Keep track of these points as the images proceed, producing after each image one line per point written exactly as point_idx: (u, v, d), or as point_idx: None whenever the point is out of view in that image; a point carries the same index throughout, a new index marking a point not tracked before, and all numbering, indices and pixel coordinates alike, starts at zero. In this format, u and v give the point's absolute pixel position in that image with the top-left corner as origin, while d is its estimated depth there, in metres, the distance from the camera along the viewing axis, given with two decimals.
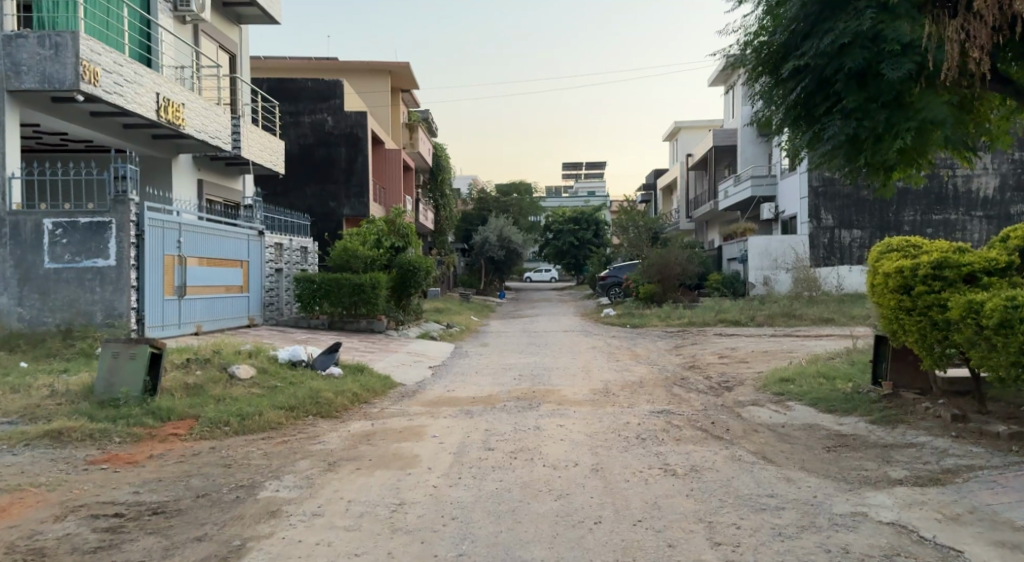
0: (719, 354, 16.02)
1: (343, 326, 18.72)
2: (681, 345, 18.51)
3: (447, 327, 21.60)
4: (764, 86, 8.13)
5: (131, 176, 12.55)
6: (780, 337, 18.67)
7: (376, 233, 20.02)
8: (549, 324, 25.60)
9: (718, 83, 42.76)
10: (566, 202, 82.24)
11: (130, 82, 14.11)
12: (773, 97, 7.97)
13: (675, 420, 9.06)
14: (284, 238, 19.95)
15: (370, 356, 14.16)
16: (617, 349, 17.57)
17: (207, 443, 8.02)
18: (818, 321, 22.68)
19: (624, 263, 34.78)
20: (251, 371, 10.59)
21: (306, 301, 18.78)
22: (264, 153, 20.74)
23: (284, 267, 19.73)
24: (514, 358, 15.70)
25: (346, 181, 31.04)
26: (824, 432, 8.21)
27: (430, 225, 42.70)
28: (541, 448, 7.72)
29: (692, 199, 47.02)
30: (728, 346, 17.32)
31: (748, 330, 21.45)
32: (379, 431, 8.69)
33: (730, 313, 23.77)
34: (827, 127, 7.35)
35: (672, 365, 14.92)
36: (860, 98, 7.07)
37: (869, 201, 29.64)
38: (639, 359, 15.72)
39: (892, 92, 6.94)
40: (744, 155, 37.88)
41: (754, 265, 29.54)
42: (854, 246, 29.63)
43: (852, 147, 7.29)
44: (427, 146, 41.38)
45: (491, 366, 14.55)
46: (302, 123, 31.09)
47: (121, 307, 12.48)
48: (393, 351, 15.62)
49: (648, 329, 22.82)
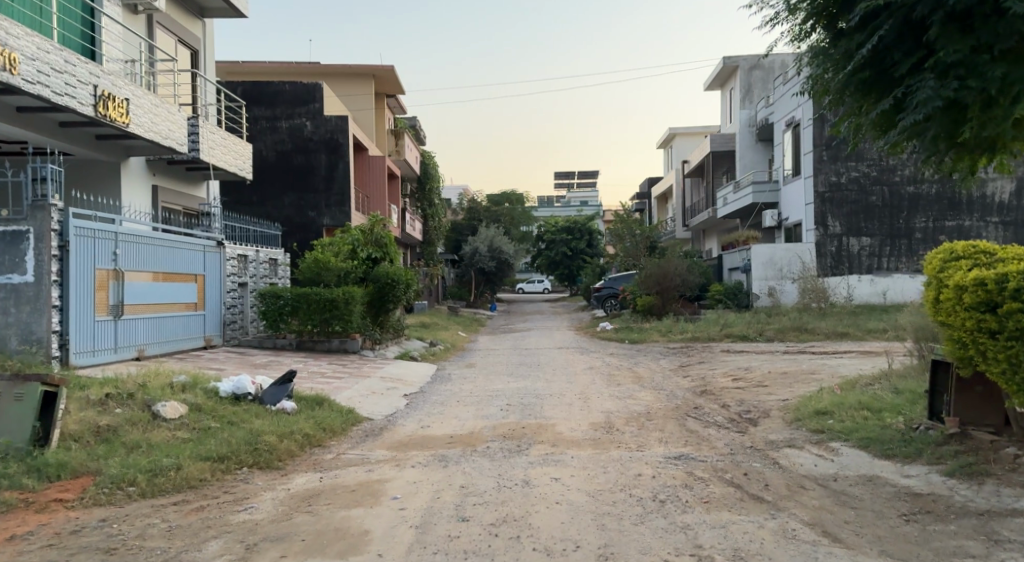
0: (732, 376, 14.30)
1: (312, 345, 16.88)
2: (687, 365, 16.72)
3: (430, 346, 19.79)
4: (825, 41, 7.09)
5: (52, 178, 10.75)
6: (796, 356, 16.91)
7: (351, 243, 18.21)
8: (542, 340, 23.78)
9: (715, 86, 41.24)
10: (559, 211, 80.78)
11: (59, 72, 12.41)
12: (836, 53, 6.90)
13: (697, 470, 7.30)
14: (249, 250, 18.19)
15: (336, 384, 12.37)
16: (616, 369, 15.80)
17: (99, 512, 6.22)
18: (832, 335, 20.98)
19: (620, 274, 32.96)
20: (181, 408, 8.78)
21: (272, 319, 16.93)
22: (229, 157, 18.94)
23: (249, 281, 17.92)
24: (502, 382, 13.90)
25: (325, 189, 29.27)
26: (891, 488, 6.46)
27: (418, 235, 40.88)
28: (532, 516, 5.94)
29: (689, 207, 45.41)
30: (741, 366, 15.60)
31: (758, 346, 19.71)
32: (325, 490, 6.89)
33: (736, 327, 22.04)
34: (915, 87, 6.34)
35: (682, 389, 13.16)
36: (964, 48, 6.10)
37: (879, 206, 27.86)
38: (643, 382, 13.95)
39: (1008, 38, 6.02)
40: (744, 161, 36.35)
41: (757, 274, 27.92)
42: (863, 254, 27.84)
43: (952, 110, 6.29)
44: (413, 153, 39.65)
45: (475, 393, 12.77)
46: (279, 128, 29.35)
47: (40, 330, 10.68)
48: (364, 375, 13.82)
49: (648, 345, 21.06)
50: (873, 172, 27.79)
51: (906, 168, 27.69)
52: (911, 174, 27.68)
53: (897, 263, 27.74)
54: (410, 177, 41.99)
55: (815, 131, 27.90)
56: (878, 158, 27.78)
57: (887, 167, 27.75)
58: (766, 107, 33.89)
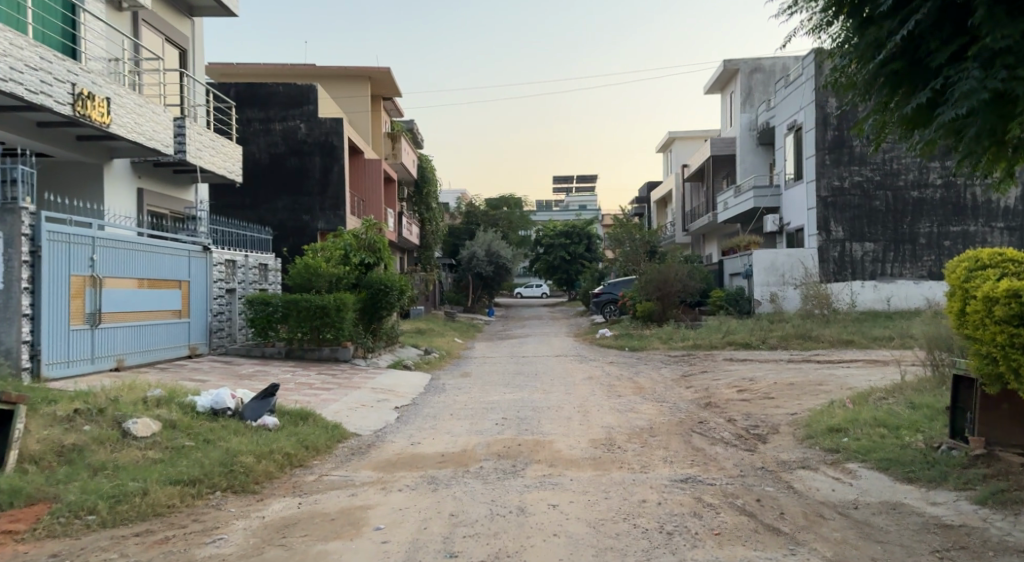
0: (737, 387, 13.76)
1: (302, 354, 16.32)
2: (689, 375, 16.19)
3: (425, 354, 19.22)
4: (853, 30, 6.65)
5: (24, 180, 10.24)
6: (802, 366, 16.40)
7: (343, 248, 17.64)
8: (540, 347, 23.25)
9: (715, 89, 40.80)
10: (557, 215, 80.34)
11: (33, 69, 11.91)
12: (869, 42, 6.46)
13: (706, 495, 6.76)
14: (238, 255, 17.64)
15: (324, 397, 11.82)
16: (616, 379, 15.28)
17: (51, 547, 5.68)
18: (837, 343, 20.47)
19: (620, 279, 32.44)
20: (154, 426, 8.22)
21: (260, 327, 16.37)
22: (218, 159, 18.38)
23: (237, 288, 17.36)
24: (498, 393, 13.36)
25: (320, 192, 28.75)
26: (918, 519, 5.93)
27: (414, 239, 40.37)
28: (526, 552, 5.39)
29: (689, 211, 44.92)
30: (745, 376, 15.06)
31: (762, 354, 19.21)
32: (303, 519, 6.34)
33: (739, 334, 21.52)
34: (959, 76, 5.87)
35: (685, 401, 12.63)
36: (1014, 34, 5.63)
37: (882, 211, 27.32)
38: (644, 393, 13.42)
39: None
40: (745, 165, 35.86)
41: (759, 280, 27.39)
42: (866, 260, 27.30)
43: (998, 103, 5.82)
44: (410, 157, 39.14)
45: (469, 405, 12.22)
46: (273, 131, 28.82)
47: (9, 339, 10.17)
48: (353, 386, 13.27)
49: (649, 353, 20.53)
50: (876, 176, 27.24)
51: (910, 172, 27.15)
52: (915, 178, 27.13)
53: (901, 269, 27.18)
54: (407, 181, 41.47)
55: (818, 135, 27.41)
56: (881, 162, 27.23)
57: (890, 171, 27.19)
58: (767, 110, 33.41)
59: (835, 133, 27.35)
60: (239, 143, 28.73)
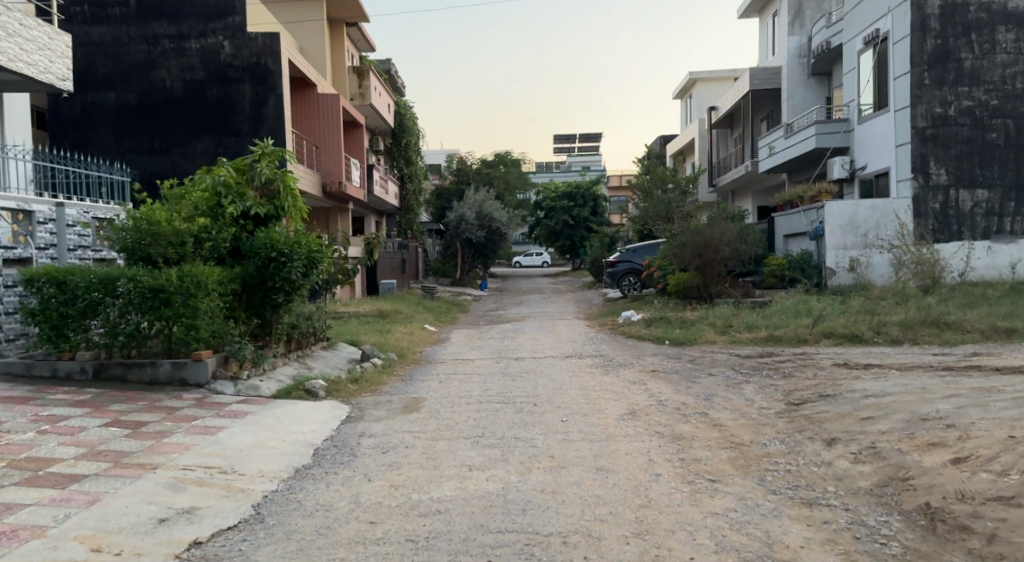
0: (944, 449, 6.82)
1: (122, 374, 9.31)
2: (802, 406, 9.21)
3: (362, 360, 12.15)
4: None
5: None
6: (996, 387, 9.42)
7: (213, 188, 10.49)
8: (541, 339, 16.28)
9: (753, 13, 34.54)
10: (559, 177, 73.26)
11: None
12: None
13: None
14: (38, 203, 10.52)
15: (13, 528, 4.74)
16: (684, 421, 8.25)
17: None
18: (992, 334, 13.54)
19: (641, 243, 25.23)
20: None
21: (53, 326, 9.24)
22: (9, 45, 11.03)
23: (26, 254, 10.28)
24: (455, 474, 6.37)
25: (251, 132, 20.48)
26: None
27: (392, 198, 33.22)
28: None
29: (716, 163, 37.84)
30: (925, 415, 8.11)
31: (889, 357, 12.24)
32: None
33: (836, 320, 14.57)
34: None
35: (868, 505, 5.64)
36: None
37: (1001, 145, 20.12)
38: (758, 471, 6.45)
39: None
40: (794, 100, 28.70)
41: (833, 242, 20.22)
42: (977, 213, 20.17)
43: None
44: (383, 99, 31.75)
45: (378, 524, 5.23)
46: (187, 51, 20.57)
47: None
48: (150, 460, 6.26)
49: (705, 352, 13.63)
50: (993, 100, 20.12)
51: None
52: None
53: None
54: (380, 131, 34.19)
55: (915, 45, 20.24)
56: (1000, 80, 20.11)
57: (1012, 93, 20.08)
58: (829, 27, 26.31)
59: (937, 42, 20.10)
60: (143, 67, 20.56)
